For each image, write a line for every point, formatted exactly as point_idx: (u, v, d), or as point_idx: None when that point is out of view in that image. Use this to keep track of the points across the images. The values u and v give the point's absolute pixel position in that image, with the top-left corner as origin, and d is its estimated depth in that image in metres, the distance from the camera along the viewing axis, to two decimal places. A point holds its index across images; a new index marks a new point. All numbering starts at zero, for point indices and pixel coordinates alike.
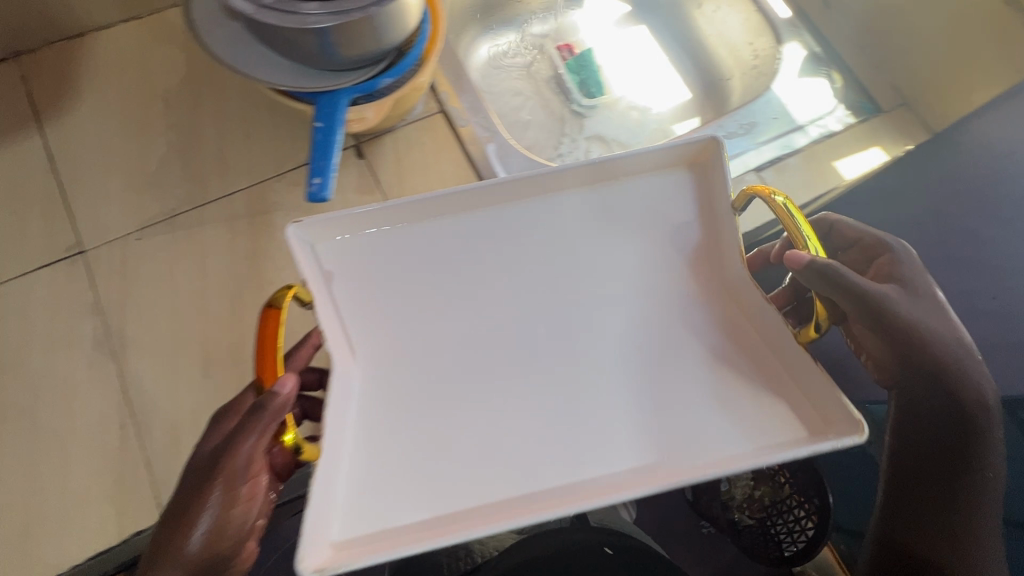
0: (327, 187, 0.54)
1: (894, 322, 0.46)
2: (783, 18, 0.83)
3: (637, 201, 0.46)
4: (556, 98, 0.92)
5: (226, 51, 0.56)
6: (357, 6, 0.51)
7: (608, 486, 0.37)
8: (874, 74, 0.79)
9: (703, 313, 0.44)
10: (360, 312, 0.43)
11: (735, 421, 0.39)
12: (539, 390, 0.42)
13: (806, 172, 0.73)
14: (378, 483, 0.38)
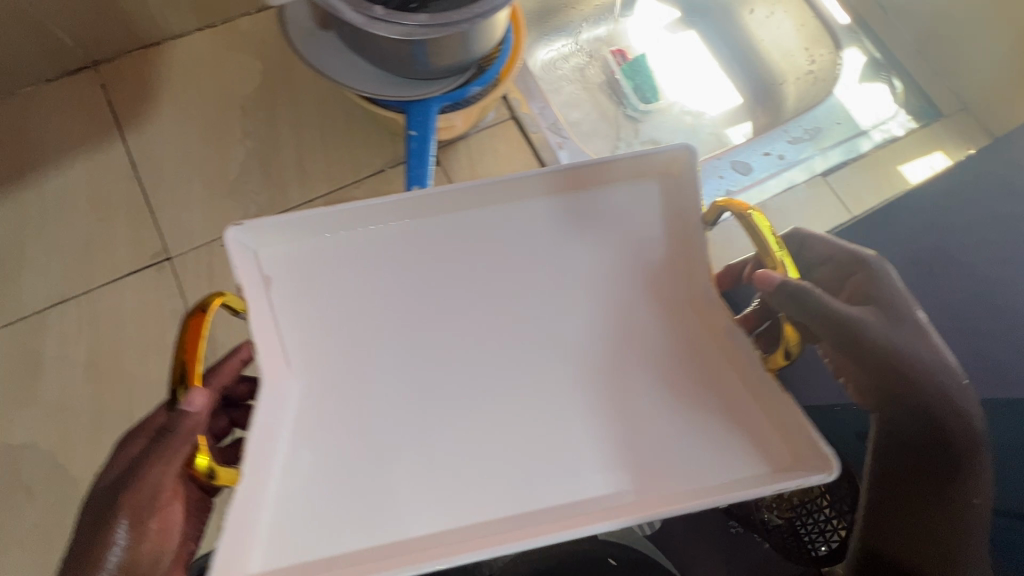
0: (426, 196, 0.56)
1: (872, 350, 0.39)
2: (842, 25, 0.83)
3: (606, 210, 0.45)
4: (610, 103, 0.93)
5: (323, 61, 0.58)
6: (462, 15, 0.50)
7: (575, 518, 0.35)
8: (933, 80, 0.80)
9: (669, 330, 0.42)
10: (302, 333, 0.40)
11: (700, 452, 0.37)
12: (500, 409, 0.40)
13: (871, 176, 0.74)
14: (307, 518, 0.36)
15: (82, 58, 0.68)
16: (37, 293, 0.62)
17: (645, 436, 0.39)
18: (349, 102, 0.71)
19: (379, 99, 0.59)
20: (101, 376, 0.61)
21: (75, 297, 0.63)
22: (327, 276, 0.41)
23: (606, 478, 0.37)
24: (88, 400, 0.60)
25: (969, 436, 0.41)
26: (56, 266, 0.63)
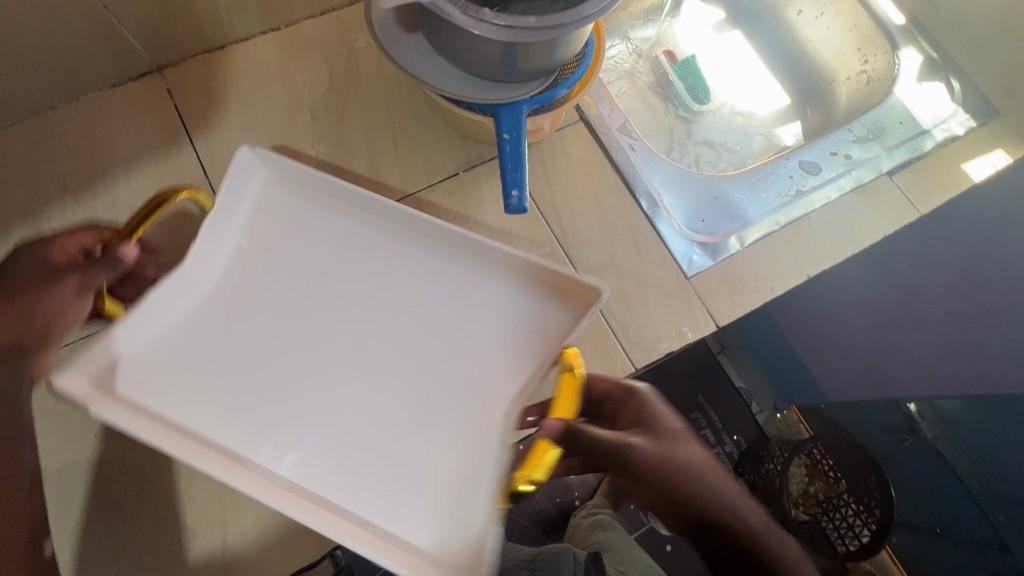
0: (525, 199, 0.58)
1: (651, 479, 0.51)
2: (897, 25, 0.84)
3: (505, 296, 0.53)
4: (662, 104, 0.92)
5: (412, 63, 0.58)
6: (568, 13, 0.50)
7: (361, 529, 0.43)
8: (989, 78, 0.81)
9: (493, 400, 0.49)
10: (241, 263, 0.54)
11: (443, 516, 0.45)
12: (387, 391, 0.50)
13: (933, 175, 0.76)
14: (155, 371, 0.48)
15: (148, 63, 0.67)
16: None
17: (456, 494, 0.45)
18: (419, 106, 0.71)
19: (471, 103, 0.58)
20: None
21: None
22: (283, 236, 0.55)
23: (429, 537, 0.44)
24: None
25: (743, 517, 0.55)
26: None
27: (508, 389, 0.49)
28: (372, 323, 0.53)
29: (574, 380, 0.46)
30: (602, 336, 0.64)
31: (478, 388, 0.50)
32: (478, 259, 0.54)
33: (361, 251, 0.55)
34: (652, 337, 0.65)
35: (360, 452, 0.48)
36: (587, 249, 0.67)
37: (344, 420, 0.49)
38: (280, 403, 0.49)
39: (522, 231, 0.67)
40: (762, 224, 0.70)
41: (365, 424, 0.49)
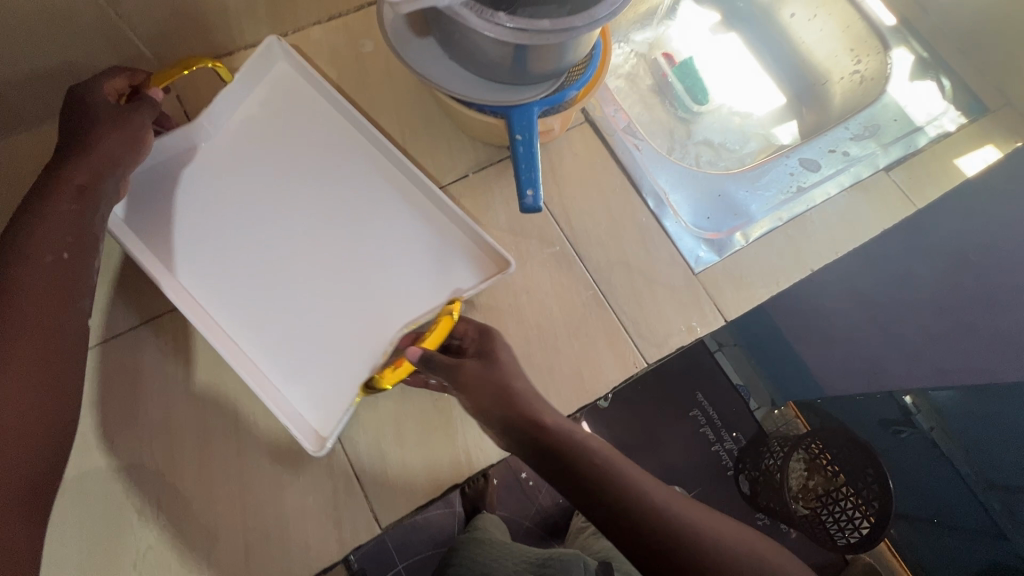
0: (540, 198, 0.59)
1: (465, 372, 0.53)
2: (888, 26, 0.87)
3: (437, 218, 0.64)
4: (662, 106, 0.94)
5: (425, 68, 0.59)
6: (580, 17, 0.51)
7: (264, 382, 0.58)
8: (977, 77, 0.84)
9: (404, 309, 0.62)
10: (230, 140, 0.66)
11: (327, 392, 0.59)
12: (334, 274, 0.63)
13: (934, 173, 0.80)
14: (147, 204, 0.62)
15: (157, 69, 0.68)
16: (129, 311, 0.61)
17: (337, 376, 0.60)
18: (427, 109, 0.71)
19: (484, 106, 0.60)
20: (198, 395, 0.59)
21: (166, 312, 0.62)
22: (270, 135, 0.66)
23: (304, 407, 0.59)
24: (196, 418, 0.59)
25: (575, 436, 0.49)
26: (144, 283, 0.62)
27: (420, 302, 0.62)
28: (326, 222, 0.64)
29: (448, 320, 0.58)
30: (613, 333, 0.65)
31: (389, 308, 0.62)
32: (412, 192, 0.65)
33: (328, 165, 0.66)
34: (662, 331, 0.66)
35: (299, 327, 0.61)
36: (597, 247, 0.68)
37: (294, 288, 0.62)
38: (244, 280, 0.62)
39: (532, 231, 0.68)
40: (765, 220, 0.71)
41: (307, 296, 0.62)
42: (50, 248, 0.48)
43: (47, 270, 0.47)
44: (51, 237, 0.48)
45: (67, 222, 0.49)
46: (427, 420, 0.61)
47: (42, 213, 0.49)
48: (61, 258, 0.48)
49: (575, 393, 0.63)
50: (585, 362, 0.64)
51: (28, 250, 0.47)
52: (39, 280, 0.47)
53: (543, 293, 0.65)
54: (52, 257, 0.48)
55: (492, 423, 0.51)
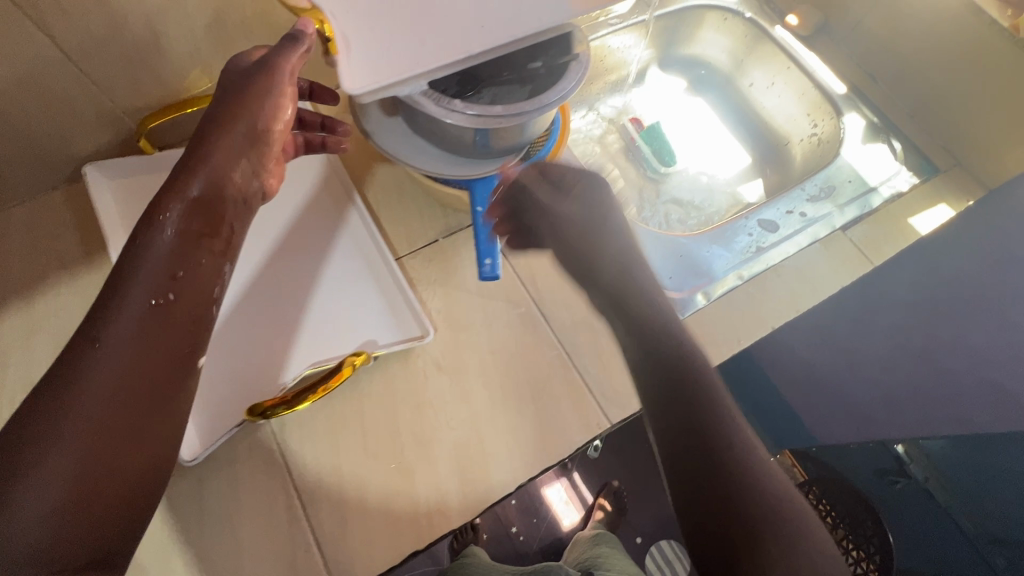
0: (496, 267, 0.62)
1: (534, 203, 0.62)
2: (839, 94, 0.91)
3: (386, 273, 0.68)
4: (632, 168, 0.99)
5: (391, 142, 0.63)
6: (531, 103, 0.56)
7: None
8: (926, 141, 0.88)
9: (325, 351, 0.64)
10: None
11: (222, 416, 0.61)
12: (274, 312, 0.66)
13: (886, 228, 0.80)
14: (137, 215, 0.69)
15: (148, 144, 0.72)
16: None
17: (236, 404, 0.61)
18: (401, 176, 0.75)
19: (448, 180, 0.63)
20: None
21: None
22: None
23: (194, 427, 0.60)
24: None
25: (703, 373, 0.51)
26: None
27: (340, 349, 0.64)
28: (281, 265, 0.68)
29: (347, 370, 0.58)
30: (579, 393, 0.65)
31: (317, 352, 0.64)
32: (367, 248, 0.69)
33: (299, 220, 0.71)
34: (626, 391, 0.66)
35: (229, 355, 0.63)
36: (562, 308, 0.70)
37: (235, 322, 0.65)
38: None
39: (497, 291, 0.70)
40: (726, 279, 0.74)
41: (246, 327, 0.65)
42: (146, 295, 0.42)
43: (148, 322, 0.42)
44: (144, 285, 0.42)
45: (170, 261, 0.44)
46: (391, 481, 0.60)
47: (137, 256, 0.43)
48: (152, 307, 0.42)
49: (539, 455, 0.62)
50: (548, 421, 0.64)
51: (125, 298, 0.41)
52: (132, 331, 0.41)
53: (509, 353, 0.67)
54: (146, 306, 0.42)
55: (577, 265, 0.61)
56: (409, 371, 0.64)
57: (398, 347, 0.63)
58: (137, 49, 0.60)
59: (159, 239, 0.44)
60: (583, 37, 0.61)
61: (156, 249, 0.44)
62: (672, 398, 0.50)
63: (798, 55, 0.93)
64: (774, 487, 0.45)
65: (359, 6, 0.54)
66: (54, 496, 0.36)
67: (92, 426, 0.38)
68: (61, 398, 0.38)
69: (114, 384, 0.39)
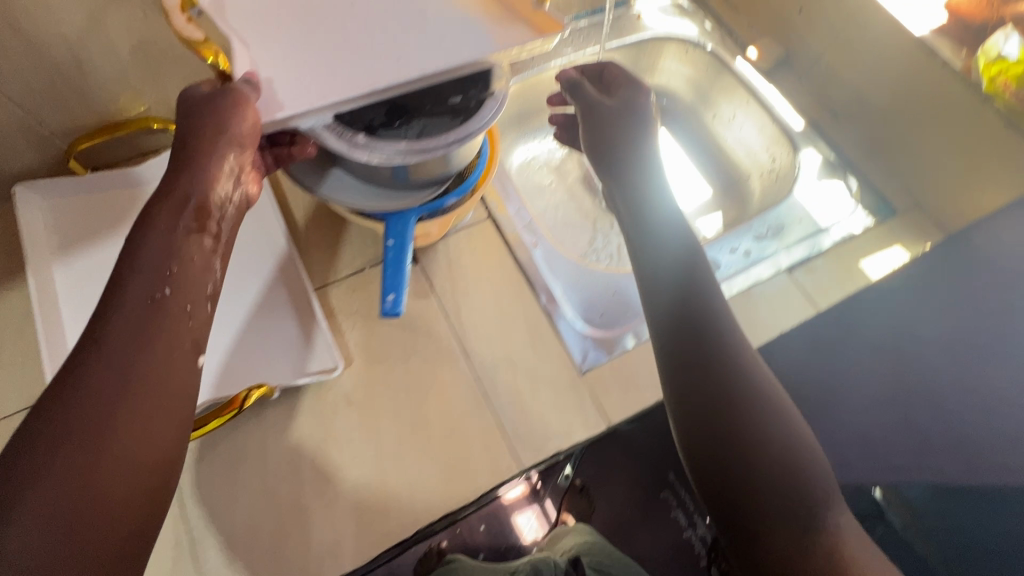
0: (400, 302, 0.57)
1: (585, 95, 0.68)
2: (797, 130, 0.89)
3: (305, 305, 0.67)
4: (588, 198, 0.97)
5: (298, 167, 0.60)
6: (438, 144, 0.56)
7: None
8: (887, 181, 0.85)
9: (234, 380, 0.63)
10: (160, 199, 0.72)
11: None
12: None
13: (834, 272, 0.78)
14: (64, 235, 0.69)
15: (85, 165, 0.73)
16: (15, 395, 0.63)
17: None
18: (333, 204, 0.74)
19: (356, 209, 0.60)
20: None
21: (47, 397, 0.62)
22: None
23: None
24: None
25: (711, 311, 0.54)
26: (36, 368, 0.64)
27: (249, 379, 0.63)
28: None
29: (243, 401, 0.58)
30: (491, 433, 0.63)
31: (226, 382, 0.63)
32: (290, 277, 0.69)
33: None
34: (541, 435, 0.63)
35: None
36: (484, 344, 0.68)
37: None
38: None
39: (419, 325, 0.68)
40: None
41: None
42: (146, 290, 0.42)
43: (145, 315, 0.41)
44: (143, 279, 0.42)
45: (163, 258, 0.43)
46: (285, 519, 0.58)
47: (132, 253, 0.43)
48: (155, 301, 0.42)
49: (443, 498, 0.60)
50: (456, 463, 0.62)
51: (123, 298, 0.41)
52: (129, 324, 0.40)
53: (423, 391, 0.65)
54: (147, 299, 0.41)
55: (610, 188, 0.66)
56: (318, 405, 0.63)
57: (307, 380, 0.62)
58: (61, 75, 0.61)
59: (150, 240, 0.44)
60: (502, 75, 0.61)
61: (148, 249, 0.43)
62: (681, 317, 0.54)
63: (756, 89, 0.92)
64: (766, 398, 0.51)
65: (274, 49, 0.55)
66: (61, 495, 0.34)
67: (103, 422, 0.37)
68: (58, 402, 0.36)
69: (120, 377, 0.38)
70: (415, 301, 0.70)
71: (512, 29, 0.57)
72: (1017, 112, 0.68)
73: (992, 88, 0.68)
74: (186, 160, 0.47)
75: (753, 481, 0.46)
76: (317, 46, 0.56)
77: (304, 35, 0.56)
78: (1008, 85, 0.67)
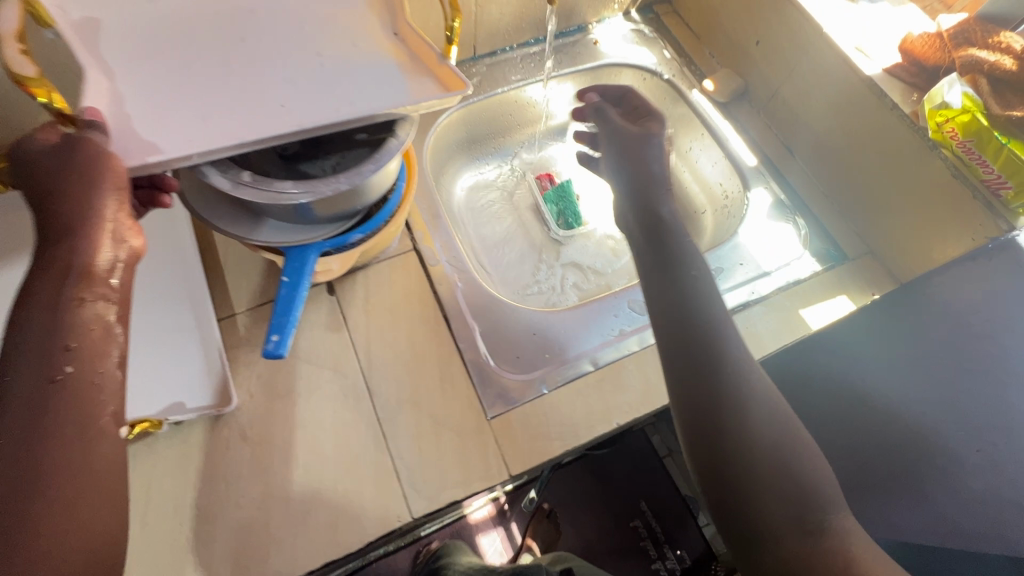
0: (284, 345, 0.54)
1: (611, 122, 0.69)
2: (750, 166, 0.86)
3: (209, 334, 0.65)
4: (536, 226, 0.93)
5: (196, 198, 0.57)
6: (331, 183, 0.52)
7: None
8: (841, 224, 0.81)
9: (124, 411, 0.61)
10: None
11: None
12: None
13: (774, 320, 0.74)
14: None
15: None
16: None
17: None
18: None
19: (248, 243, 0.57)
20: None
21: None
22: None
23: None
24: None
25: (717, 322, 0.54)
26: None
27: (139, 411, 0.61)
28: None
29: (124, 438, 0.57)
30: (386, 479, 0.61)
31: None
32: (196, 305, 0.67)
33: None
34: (437, 483, 0.61)
35: None
36: (390, 383, 0.66)
37: None
38: None
39: (327, 360, 0.66)
40: (577, 363, 0.69)
41: None
42: (41, 372, 0.38)
43: (46, 398, 0.38)
44: (38, 357, 0.38)
45: (56, 334, 0.39)
46: (158, 562, 0.56)
47: (27, 329, 0.39)
48: (55, 379, 0.38)
49: (327, 546, 0.58)
50: (345, 509, 0.59)
51: (12, 388, 0.37)
52: (28, 408, 0.37)
53: (321, 430, 0.63)
54: (45, 378, 0.38)
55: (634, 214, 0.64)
56: (211, 441, 0.61)
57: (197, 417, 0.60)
58: None
59: (34, 318, 0.39)
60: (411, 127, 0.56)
61: (39, 330, 0.39)
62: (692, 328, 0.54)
63: (712, 122, 0.88)
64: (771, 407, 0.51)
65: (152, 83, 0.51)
66: None
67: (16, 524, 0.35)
68: None
69: (24, 471, 0.36)
70: (326, 334, 0.68)
71: (417, 80, 0.54)
72: (963, 162, 0.64)
73: (939, 136, 0.64)
74: (56, 221, 0.42)
75: (763, 503, 0.47)
76: (215, 83, 0.52)
77: (203, 68, 0.53)
78: (955, 133, 0.62)
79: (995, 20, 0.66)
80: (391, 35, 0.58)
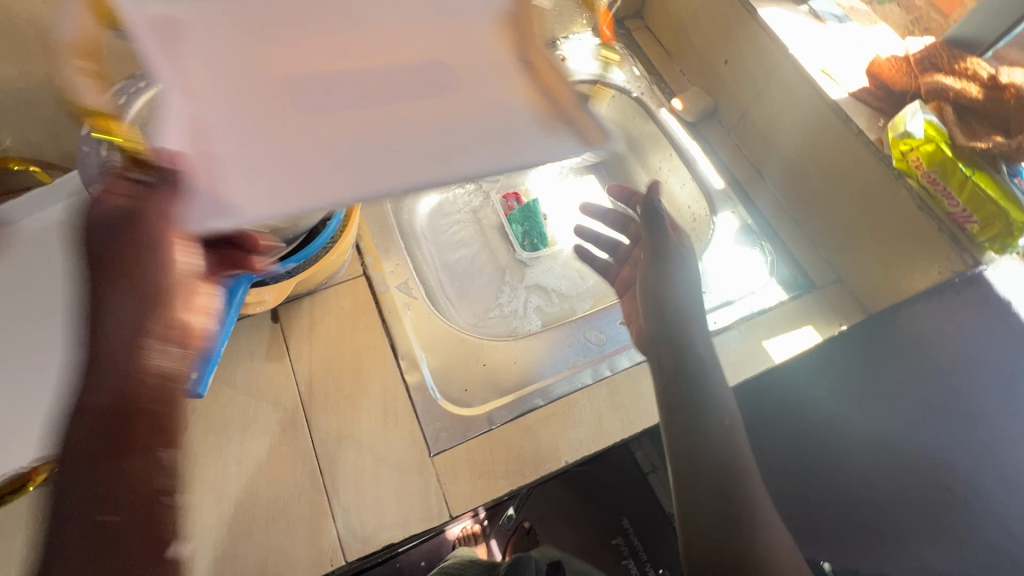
0: (204, 383, 0.51)
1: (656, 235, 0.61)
2: (717, 189, 0.83)
3: None
4: (501, 246, 0.91)
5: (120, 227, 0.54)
6: None
7: None
8: (808, 252, 0.78)
9: None
10: None
11: None
12: None
13: (739, 351, 0.69)
14: None
15: None
16: None
17: None
18: None
19: None
20: None
21: None
22: None
23: None
24: None
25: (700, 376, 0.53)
26: None
27: None
28: None
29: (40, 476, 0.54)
30: (320, 519, 0.58)
31: None
32: None
33: None
34: (373, 524, 0.58)
35: None
36: (331, 416, 0.63)
37: None
38: None
39: (266, 391, 0.64)
40: (527, 397, 0.66)
41: None
42: (88, 513, 0.35)
43: (77, 547, 0.34)
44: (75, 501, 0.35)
45: (100, 476, 0.36)
46: None
47: (62, 473, 0.36)
48: (93, 523, 0.35)
49: None
50: (274, 552, 0.57)
51: (60, 539, 0.34)
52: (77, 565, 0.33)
53: (255, 467, 0.60)
54: (91, 520, 0.35)
55: (661, 337, 0.56)
56: None
57: None
58: None
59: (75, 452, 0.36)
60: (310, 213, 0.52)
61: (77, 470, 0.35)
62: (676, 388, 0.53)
63: (680, 142, 0.86)
64: (748, 475, 0.49)
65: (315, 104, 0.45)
66: None
67: None
68: None
69: None
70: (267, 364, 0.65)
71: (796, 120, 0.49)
72: (929, 192, 0.61)
73: (905, 165, 0.61)
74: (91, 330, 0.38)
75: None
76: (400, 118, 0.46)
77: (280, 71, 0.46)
78: (920, 162, 0.59)
79: (964, 45, 0.63)
80: (522, 58, 0.51)
